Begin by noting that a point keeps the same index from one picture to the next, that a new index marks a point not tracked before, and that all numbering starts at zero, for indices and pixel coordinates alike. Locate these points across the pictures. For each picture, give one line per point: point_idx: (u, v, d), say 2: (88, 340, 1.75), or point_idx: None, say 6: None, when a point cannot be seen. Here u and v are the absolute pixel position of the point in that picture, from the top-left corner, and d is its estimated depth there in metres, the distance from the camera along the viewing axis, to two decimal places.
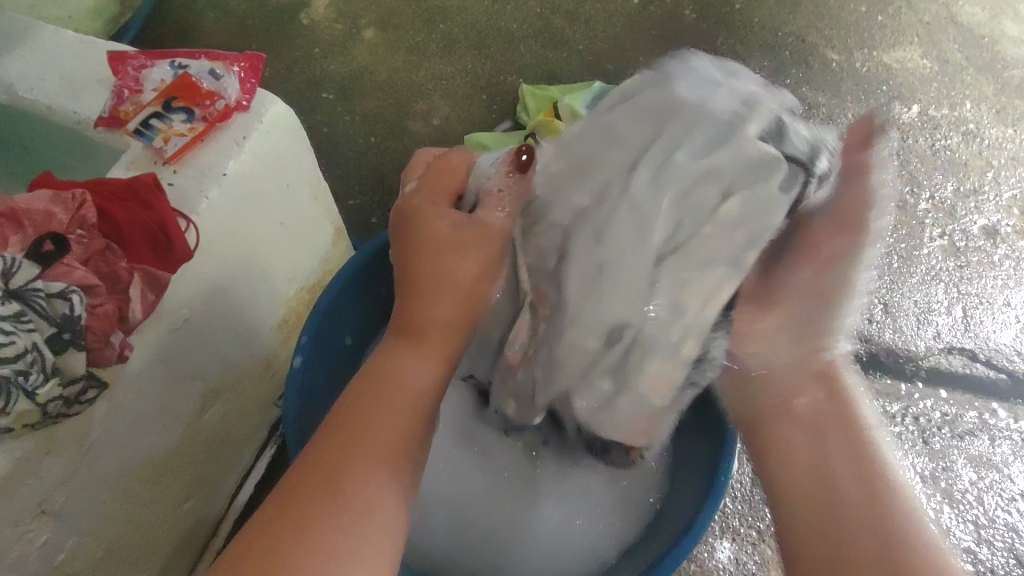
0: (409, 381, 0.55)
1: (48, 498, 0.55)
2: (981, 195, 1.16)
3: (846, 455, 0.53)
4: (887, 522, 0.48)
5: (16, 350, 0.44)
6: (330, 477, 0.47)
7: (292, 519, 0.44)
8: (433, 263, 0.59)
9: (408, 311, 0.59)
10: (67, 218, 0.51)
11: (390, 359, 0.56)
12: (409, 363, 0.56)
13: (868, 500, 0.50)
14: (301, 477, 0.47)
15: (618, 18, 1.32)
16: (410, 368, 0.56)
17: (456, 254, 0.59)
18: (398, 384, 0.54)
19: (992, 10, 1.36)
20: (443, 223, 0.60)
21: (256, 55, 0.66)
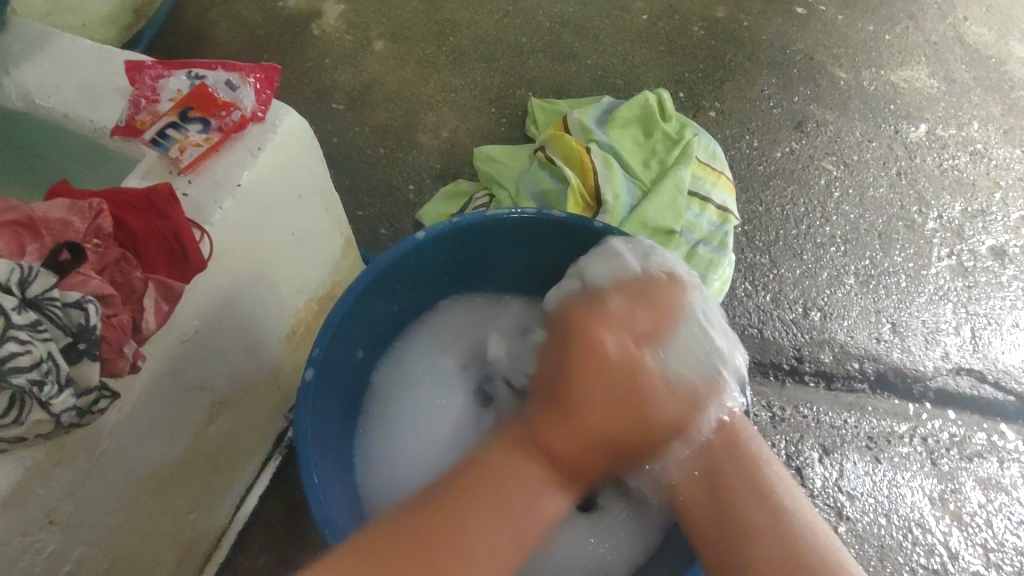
0: (536, 513, 0.55)
1: (56, 507, 0.55)
2: (989, 216, 1.16)
3: (744, 475, 0.59)
4: (787, 530, 0.55)
5: (31, 359, 0.44)
6: (427, 537, 0.51)
7: (378, 567, 0.49)
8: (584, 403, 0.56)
9: (567, 397, 0.56)
10: (83, 227, 0.51)
11: (515, 464, 0.55)
12: (511, 463, 0.55)
13: (772, 519, 0.56)
14: (413, 526, 0.52)
15: (627, 34, 1.33)
16: (534, 494, 0.55)
17: (597, 381, 0.56)
18: (491, 475, 0.54)
19: (999, 32, 1.37)
20: (610, 321, 0.59)
21: (272, 67, 0.66)
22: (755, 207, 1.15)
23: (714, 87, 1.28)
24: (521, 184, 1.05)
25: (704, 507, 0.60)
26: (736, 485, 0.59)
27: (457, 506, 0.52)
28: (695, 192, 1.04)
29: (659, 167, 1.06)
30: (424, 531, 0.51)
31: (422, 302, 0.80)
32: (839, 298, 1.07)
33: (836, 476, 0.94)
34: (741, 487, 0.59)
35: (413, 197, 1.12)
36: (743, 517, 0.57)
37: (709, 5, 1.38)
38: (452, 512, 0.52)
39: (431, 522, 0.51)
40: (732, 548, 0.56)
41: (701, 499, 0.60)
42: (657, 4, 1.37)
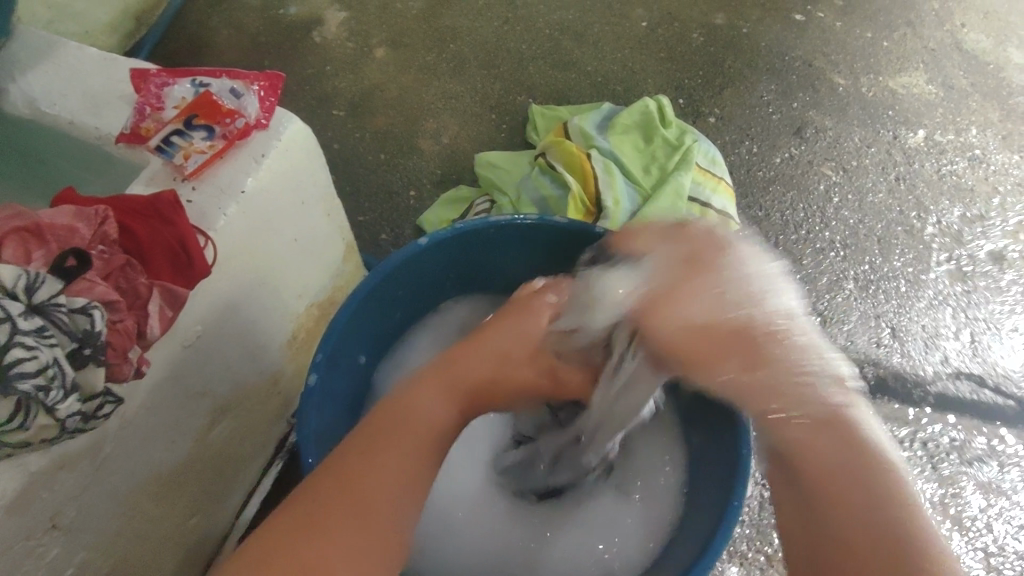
0: (423, 419, 0.56)
1: (59, 512, 0.55)
2: (987, 220, 1.16)
3: (844, 443, 0.54)
4: (894, 514, 0.50)
5: (37, 364, 0.44)
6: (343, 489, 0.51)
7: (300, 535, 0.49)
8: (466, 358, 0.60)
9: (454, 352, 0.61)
10: (89, 234, 0.52)
11: (410, 399, 0.57)
12: (416, 402, 0.57)
13: (875, 498, 0.51)
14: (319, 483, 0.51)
15: (626, 41, 1.34)
16: (423, 402, 0.57)
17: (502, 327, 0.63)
18: (408, 412, 0.56)
19: (997, 38, 1.38)
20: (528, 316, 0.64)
21: (276, 75, 0.67)
22: (754, 212, 1.16)
23: (714, 93, 1.28)
24: (522, 190, 1.05)
25: (795, 480, 0.54)
26: (841, 457, 0.53)
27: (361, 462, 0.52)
28: (695, 197, 1.04)
29: (659, 173, 1.07)
30: (344, 482, 0.51)
31: (424, 307, 0.80)
32: (839, 303, 1.07)
33: None
34: (845, 458, 0.53)
35: (415, 202, 1.13)
36: (845, 485, 0.52)
37: (708, 12, 1.39)
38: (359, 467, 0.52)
39: (342, 478, 0.51)
40: (824, 521, 0.52)
41: (784, 480, 0.56)
42: (657, 11, 1.38)
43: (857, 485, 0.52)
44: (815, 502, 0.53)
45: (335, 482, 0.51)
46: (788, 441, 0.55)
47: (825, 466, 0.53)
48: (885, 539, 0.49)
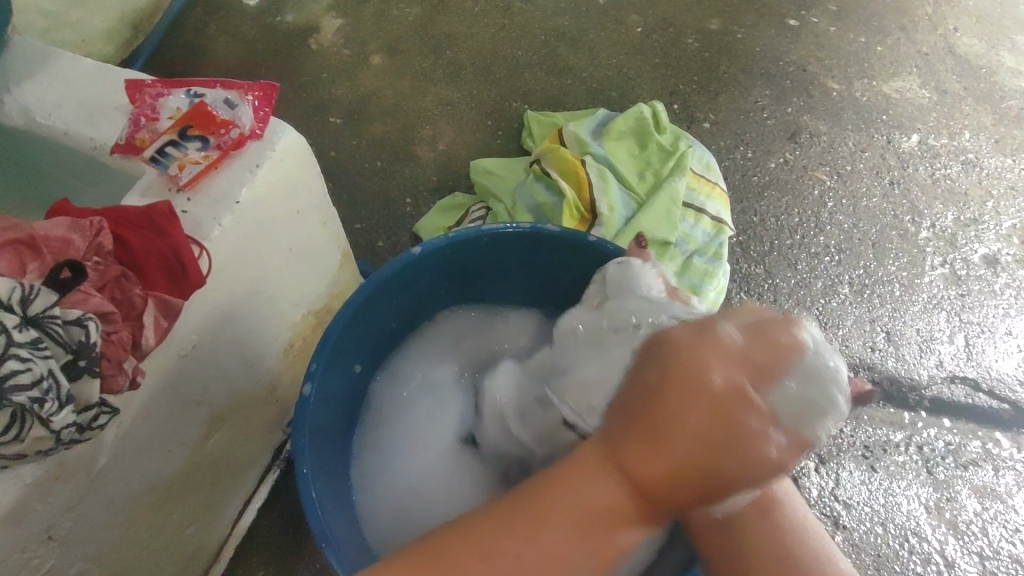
0: (626, 549, 0.46)
1: (55, 523, 0.55)
2: (981, 224, 1.17)
3: (753, 510, 0.57)
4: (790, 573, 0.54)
5: (32, 377, 0.44)
6: (524, 527, 0.45)
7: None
8: (679, 429, 0.42)
9: (648, 420, 0.43)
10: (84, 245, 0.52)
11: (572, 480, 0.45)
12: (590, 493, 0.44)
13: (778, 556, 0.55)
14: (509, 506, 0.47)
15: (621, 47, 1.35)
16: (589, 493, 0.44)
17: (692, 413, 0.42)
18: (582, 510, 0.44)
19: (989, 42, 1.39)
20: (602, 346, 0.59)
21: (270, 85, 0.68)
22: (749, 217, 1.16)
23: (708, 98, 1.29)
24: (518, 197, 1.06)
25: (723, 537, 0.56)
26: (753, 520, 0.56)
27: (482, 527, 0.47)
28: (690, 203, 1.05)
29: (654, 178, 1.07)
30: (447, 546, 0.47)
31: (419, 315, 0.81)
32: (834, 307, 1.08)
33: (832, 486, 0.95)
34: (760, 522, 0.56)
35: (411, 209, 1.13)
36: (744, 548, 0.55)
37: (702, 18, 1.40)
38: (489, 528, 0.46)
39: (540, 510, 0.45)
40: (734, 567, 0.55)
41: (695, 535, 0.58)
42: (651, 17, 1.39)
43: (778, 532, 0.56)
44: (724, 561, 0.56)
45: (461, 539, 0.47)
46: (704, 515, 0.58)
47: (729, 537, 0.56)
48: None
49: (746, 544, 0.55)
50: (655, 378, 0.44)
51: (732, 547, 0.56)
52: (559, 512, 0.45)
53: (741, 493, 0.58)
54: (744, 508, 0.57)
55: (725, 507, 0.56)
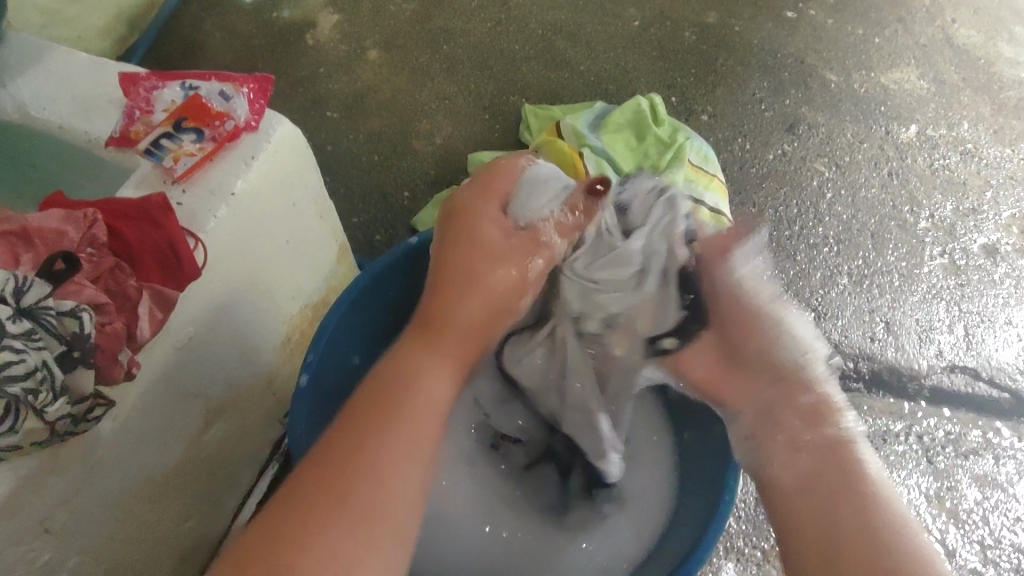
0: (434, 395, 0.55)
1: (51, 515, 0.55)
2: (980, 214, 1.17)
3: (832, 467, 0.58)
4: (873, 524, 0.53)
5: (26, 368, 0.44)
6: (379, 429, 0.51)
7: (320, 502, 0.47)
8: (468, 291, 0.61)
9: (427, 317, 0.61)
10: (78, 237, 0.52)
11: (407, 369, 0.56)
12: (426, 371, 0.56)
13: (861, 511, 0.54)
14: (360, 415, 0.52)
15: (619, 40, 1.34)
16: (431, 386, 0.56)
17: (473, 290, 0.61)
18: (425, 399, 0.55)
19: (987, 33, 1.38)
20: (490, 216, 0.65)
21: (266, 77, 0.67)
22: (748, 208, 1.16)
23: (706, 90, 1.29)
24: None
25: (803, 491, 0.57)
26: (831, 480, 0.57)
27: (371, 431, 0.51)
28: (688, 195, 1.05)
29: (652, 170, 1.07)
30: (341, 467, 0.49)
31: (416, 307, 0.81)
32: (833, 298, 1.08)
33: None
34: (840, 482, 0.56)
35: (408, 203, 1.13)
36: (833, 501, 0.55)
37: (700, 10, 1.39)
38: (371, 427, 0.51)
39: (379, 415, 0.52)
40: (808, 506, 0.56)
41: (786, 471, 0.59)
42: (649, 9, 1.39)
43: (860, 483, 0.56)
44: (796, 497, 0.57)
45: (346, 450, 0.50)
46: (782, 459, 0.60)
47: (798, 479, 0.58)
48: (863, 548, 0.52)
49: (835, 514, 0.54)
50: (465, 256, 0.62)
51: (818, 509, 0.55)
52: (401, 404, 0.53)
53: (818, 472, 0.58)
54: (811, 482, 0.57)
55: (786, 476, 0.59)
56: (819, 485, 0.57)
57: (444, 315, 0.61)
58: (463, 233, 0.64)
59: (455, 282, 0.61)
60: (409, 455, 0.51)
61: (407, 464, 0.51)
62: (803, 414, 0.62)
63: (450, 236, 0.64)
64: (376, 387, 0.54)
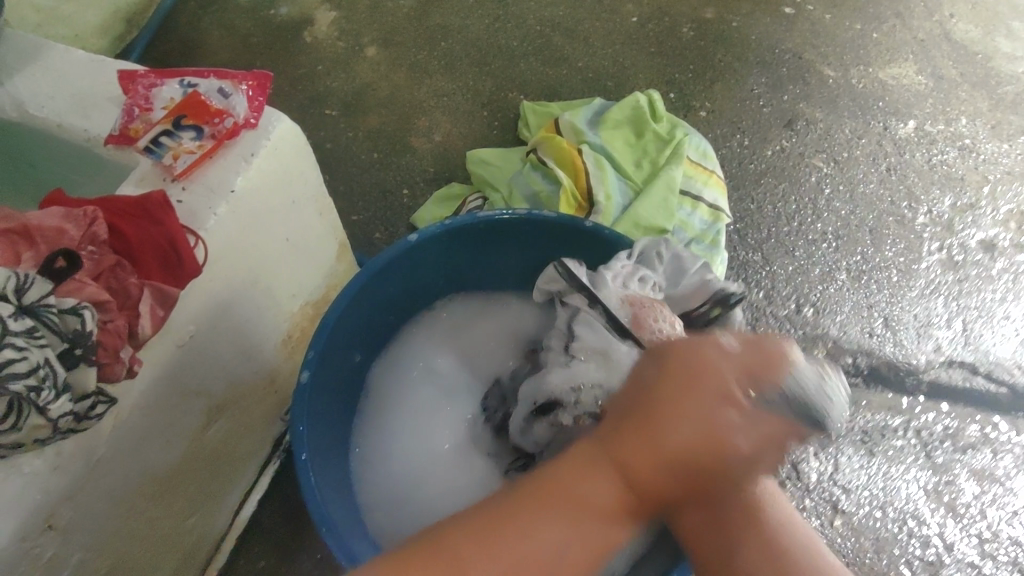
0: (598, 508, 0.48)
1: (54, 513, 0.55)
2: (978, 209, 1.17)
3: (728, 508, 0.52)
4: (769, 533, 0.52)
5: (28, 365, 0.44)
6: (492, 536, 0.47)
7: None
8: (671, 412, 0.48)
9: (637, 434, 0.48)
10: (78, 235, 0.52)
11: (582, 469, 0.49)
12: (594, 495, 0.48)
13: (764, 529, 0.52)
14: (503, 515, 0.48)
15: (617, 36, 1.34)
16: (595, 499, 0.48)
17: (694, 404, 0.47)
18: (579, 505, 0.48)
19: (984, 28, 1.38)
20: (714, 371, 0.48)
21: (265, 74, 0.67)
22: (747, 205, 1.16)
23: (704, 87, 1.29)
24: (514, 186, 1.06)
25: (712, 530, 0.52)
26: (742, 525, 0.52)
27: (501, 531, 0.48)
28: (687, 190, 1.05)
29: (651, 167, 1.07)
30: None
31: (415, 303, 0.81)
32: (831, 294, 1.08)
33: (831, 471, 0.95)
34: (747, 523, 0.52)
35: (407, 200, 1.13)
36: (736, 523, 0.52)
37: (697, 6, 1.39)
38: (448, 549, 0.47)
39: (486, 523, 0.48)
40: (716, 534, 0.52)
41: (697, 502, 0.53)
42: (647, 6, 1.39)
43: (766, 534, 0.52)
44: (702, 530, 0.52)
45: (481, 538, 0.47)
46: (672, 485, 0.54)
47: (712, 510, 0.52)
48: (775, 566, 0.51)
49: (737, 537, 0.52)
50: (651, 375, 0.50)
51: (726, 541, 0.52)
52: (556, 504, 0.48)
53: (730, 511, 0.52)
54: (707, 515, 0.53)
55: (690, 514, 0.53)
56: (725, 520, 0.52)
57: (659, 426, 0.48)
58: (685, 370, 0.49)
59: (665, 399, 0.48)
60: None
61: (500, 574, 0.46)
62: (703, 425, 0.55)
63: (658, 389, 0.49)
64: (543, 486, 0.49)
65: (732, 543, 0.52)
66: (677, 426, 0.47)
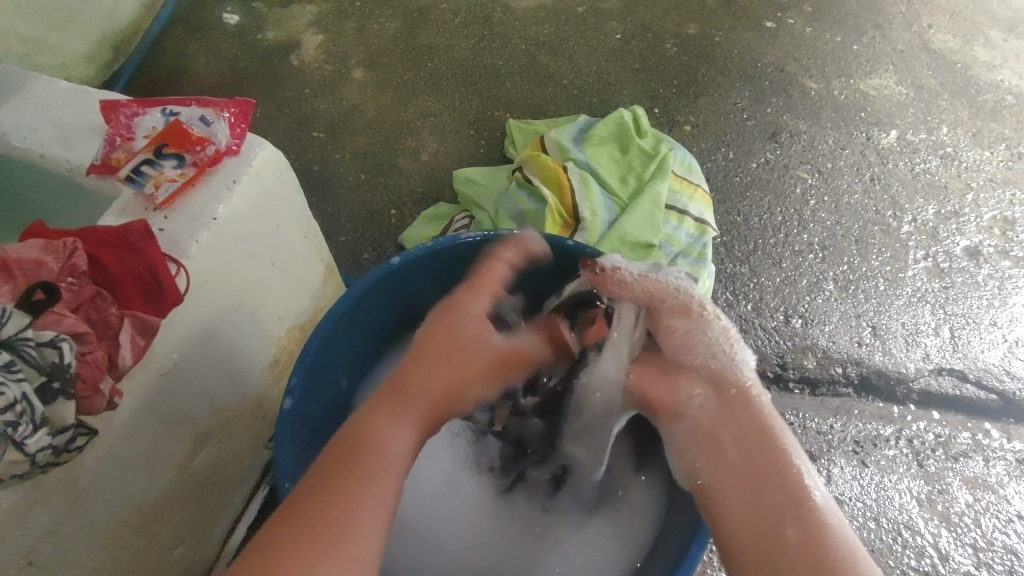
0: (389, 447, 0.55)
1: (35, 548, 0.55)
2: (962, 217, 1.18)
3: (755, 504, 0.56)
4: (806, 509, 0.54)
5: (5, 401, 0.44)
6: (349, 467, 0.52)
7: (299, 532, 0.47)
8: (427, 361, 0.61)
9: (399, 384, 0.59)
10: (58, 267, 0.51)
11: (368, 418, 0.56)
12: (387, 432, 0.55)
13: (800, 509, 0.54)
14: (327, 462, 0.52)
15: (600, 53, 1.36)
16: (393, 431, 0.56)
17: (445, 346, 0.63)
18: (377, 448, 0.54)
19: (963, 38, 1.41)
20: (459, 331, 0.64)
21: (246, 101, 0.68)
22: (733, 217, 1.17)
23: (689, 101, 1.30)
24: (501, 205, 1.06)
25: (750, 522, 0.55)
26: (787, 518, 0.54)
27: (337, 467, 0.52)
28: (672, 205, 1.06)
29: (637, 182, 1.07)
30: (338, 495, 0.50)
31: (401, 323, 0.81)
32: (819, 304, 1.08)
33: (823, 483, 0.95)
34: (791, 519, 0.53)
35: (396, 221, 1.13)
36: (769, 515, 0.54)
37: (680, 22, 1.41)
38: (346, 479, 0.51)
39: (342, 451, 0.53)
40: (759, 531, 0.54)
41: (744, 500, 0.56)
42: (630, 23, 1.40)
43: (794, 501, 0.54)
44: (744, 523, 0.55)
45: (312, 503, 0.49)
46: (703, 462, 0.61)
47: (744, 504, 0.56)
48: (798, 531, 0.52)
49: (772, 514, 0.54)
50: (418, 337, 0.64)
51: (764, 534, 0.54)
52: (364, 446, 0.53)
53: (744, 443, 0.59)
54: (745, 516, 0.56)
55: (730, 510, 0.57)
56: (754, 486, 0.56)
57: (410, 376, 0.60)
58: (439, 318, 0.65)
59: (426, 355, 0.62)
60: (370, 485, 0.51)
61: (381, 491, 0.52)
62: (722, 410, 0.62)
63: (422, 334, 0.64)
64: (340, 440, 0.54)
65: (779, 523, 0.54)
66: (438, 353, 0.62)
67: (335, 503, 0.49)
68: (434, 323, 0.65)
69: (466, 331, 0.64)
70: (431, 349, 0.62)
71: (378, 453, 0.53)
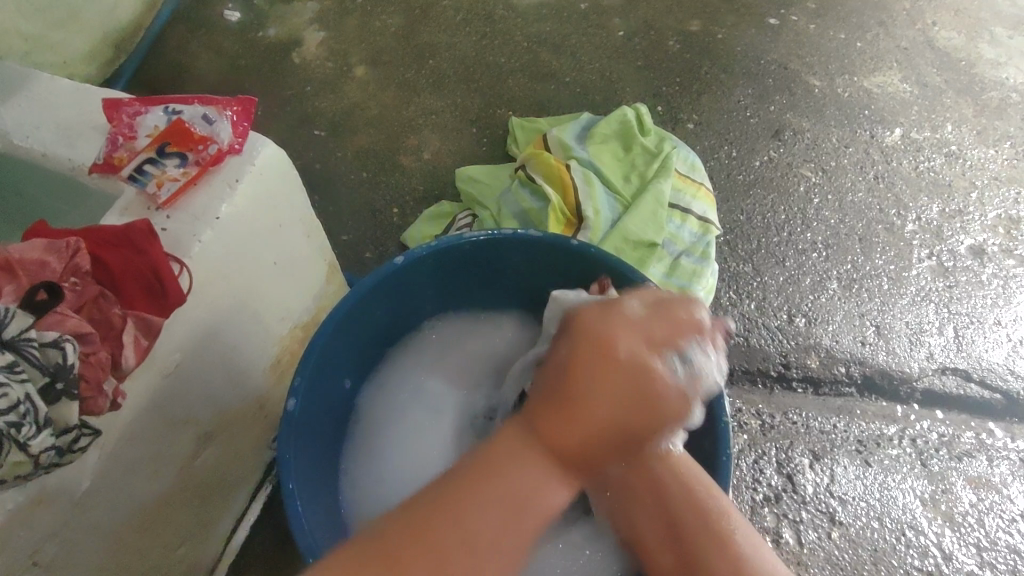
0: (519, 496, 0.49)
1: (39, 548, 0.55)
2: (966, 215, 1.18)
3: (675, 543, 0.59)
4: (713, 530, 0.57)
5: (8, 402, 0.44)
6: (461, 512, 0.48)
7: (373, 570, 0.45)
8: (593, 391, 0.48)
9: (555, 415, 0.49)
10: (61, 267, 0.51)
11: (500, 458, 0.49)
12: (533, 469, 0.49)
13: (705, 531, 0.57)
14: (448, 492, 0.48)
15: (603, 51, 1.35)
16: (528, 478, 0.49)
17: (605, 379, 0.48)
18: (504, 495, 0.48)
19: (967, 35, 1.40)
20: (623, 355, 0.49)
21: (248, 100, 0.68)
22: (736, 216, 1.16)
23: (692, 99, 1.30)
24: (503, 204, 1.06)
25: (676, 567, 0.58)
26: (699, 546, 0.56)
27: (441, 506, 0.48)
28: (675, 204, 1.06)
29: (639, 181, 1.07)
30: (421, 529, 0.47)
31: (404, 322, 0.81)
32: (823, 303, 1.08)
33: (827, 482, 0.94)
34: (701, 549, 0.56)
35: (398, 219, 1.13)
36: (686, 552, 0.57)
37: (683, 19, 1.40)
38: (445, 520, 0.47)
39: (458, 491, 0.48)
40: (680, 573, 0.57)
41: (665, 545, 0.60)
42: (633, 20, 1.40)
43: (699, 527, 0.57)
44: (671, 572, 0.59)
45: (406, 537, 0.47)
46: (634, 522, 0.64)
47: (668, 549, 0.59)
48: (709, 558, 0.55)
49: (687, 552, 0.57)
50: (567, 354, 0.50)
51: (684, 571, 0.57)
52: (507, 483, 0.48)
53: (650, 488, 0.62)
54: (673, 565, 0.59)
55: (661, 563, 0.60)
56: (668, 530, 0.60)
57: (575, 405, 0.48)
58: (609, 329, 0.50)
59: (588, 382, 0.48)
60: (469, 540, 0.47)
61: (493, 541, 0.48)
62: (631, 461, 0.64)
63: (574, 347, 0.51)
64: (475, 466, 0.49)
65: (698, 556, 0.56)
66: (596, 389, 0.48)
67: (433, 546, 0.46)
68: (586, 331, 0.51)
69: (635, 354, 0.49)
70: (582, 378, 0.48)
71: (499, 503, 0.48)
